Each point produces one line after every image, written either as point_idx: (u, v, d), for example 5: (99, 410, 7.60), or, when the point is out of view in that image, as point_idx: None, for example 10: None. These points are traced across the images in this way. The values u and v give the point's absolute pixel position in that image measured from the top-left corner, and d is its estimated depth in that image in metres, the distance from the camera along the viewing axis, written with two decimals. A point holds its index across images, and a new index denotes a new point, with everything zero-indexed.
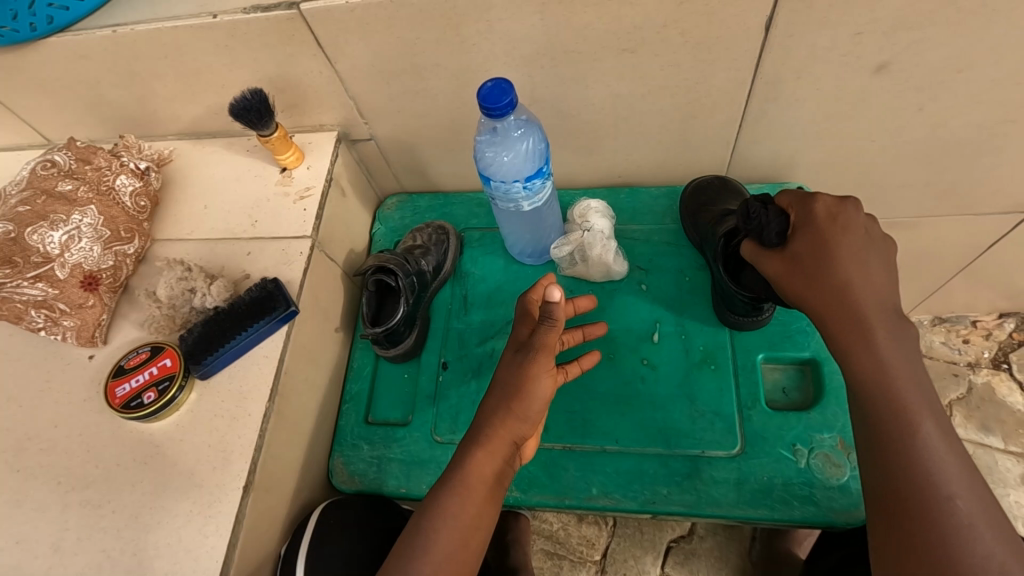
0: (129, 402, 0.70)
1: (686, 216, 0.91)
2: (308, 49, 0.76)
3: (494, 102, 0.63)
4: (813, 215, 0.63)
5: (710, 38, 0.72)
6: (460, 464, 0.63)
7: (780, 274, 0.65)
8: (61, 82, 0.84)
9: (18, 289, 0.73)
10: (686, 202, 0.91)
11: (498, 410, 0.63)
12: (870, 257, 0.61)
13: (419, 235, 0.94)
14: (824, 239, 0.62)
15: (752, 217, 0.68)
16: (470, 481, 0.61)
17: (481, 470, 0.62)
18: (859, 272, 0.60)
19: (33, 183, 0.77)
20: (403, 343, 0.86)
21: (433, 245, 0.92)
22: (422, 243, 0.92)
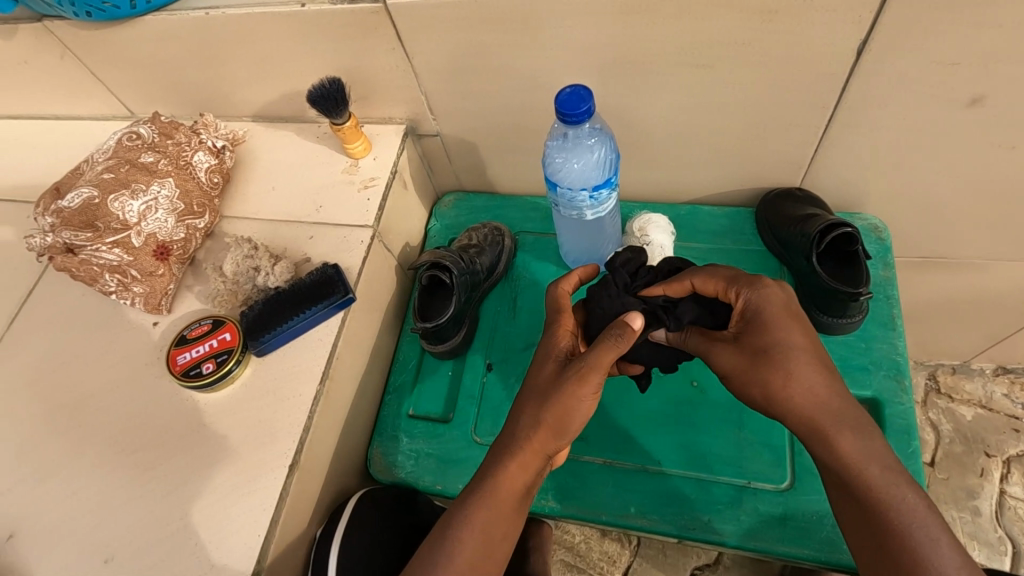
0: (189, 370, 0.73)
1: (762, 219, 0.89)
2: (386, 42, 0.78)
3: (571, 108, 0.63)
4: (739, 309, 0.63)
5: (794, 59, 0.70)
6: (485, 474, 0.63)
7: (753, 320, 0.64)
8: (151, 58, 0.88)
9: (97, 253, 0.76)
10: (764, 203, 0.90)
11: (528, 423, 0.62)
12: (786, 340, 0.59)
13: (475, 234, 0.93)
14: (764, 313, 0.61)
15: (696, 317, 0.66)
16: (500, 491, 0.61)
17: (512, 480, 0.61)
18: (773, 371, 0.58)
19: (118, 152, 0.79)
20: (450, 341, 0.86)
21: (488, 245, 0.92)
22: (477, 242, 0.92)
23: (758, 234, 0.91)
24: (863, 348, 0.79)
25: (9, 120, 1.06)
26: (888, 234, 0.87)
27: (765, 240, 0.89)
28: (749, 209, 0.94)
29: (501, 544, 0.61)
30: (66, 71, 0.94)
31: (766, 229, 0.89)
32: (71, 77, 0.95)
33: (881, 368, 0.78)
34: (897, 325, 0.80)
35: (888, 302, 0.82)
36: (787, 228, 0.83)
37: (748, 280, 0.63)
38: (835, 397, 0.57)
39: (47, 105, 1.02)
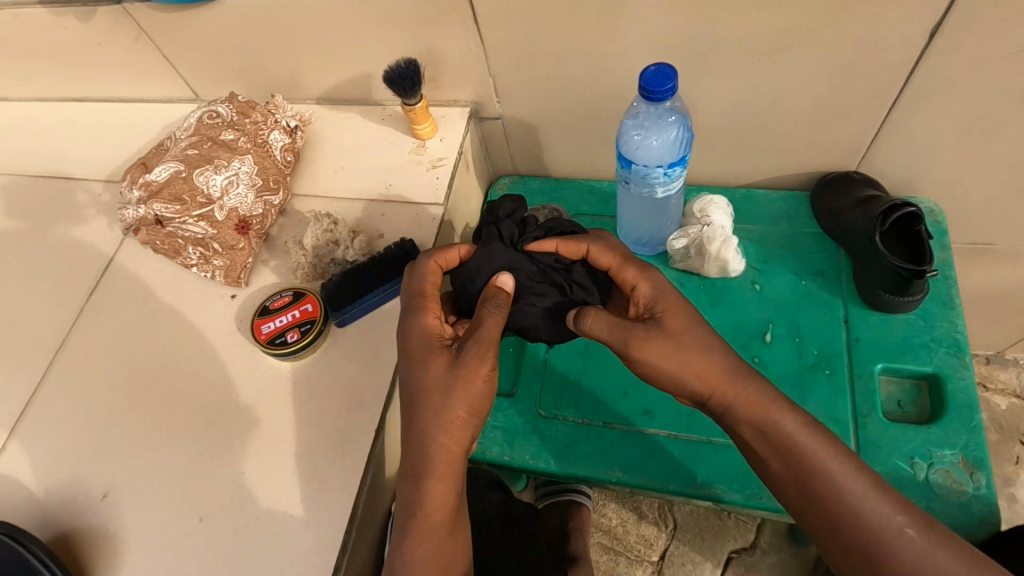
0: (274, 339, 0.75)
1: (817, 203, 0.92)
2: (462, 25, 0.80)
3: (657, 85, 0.65)
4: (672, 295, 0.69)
5: (864, 42, 0.72)
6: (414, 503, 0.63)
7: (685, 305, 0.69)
8: (226, 40, 0.91)
9: (184, 226, 0.78)
10: (820, 187, 0.92)
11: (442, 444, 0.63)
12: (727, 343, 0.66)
13: (535, 215, 0.96)
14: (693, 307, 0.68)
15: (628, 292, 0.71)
16: (428, 511, 0.63)
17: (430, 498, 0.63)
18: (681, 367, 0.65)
19: (200, 130, 0.82)
20: None
21: None
22: None
23: (814, 217, 0.93)
24: (923, 327, 0.81)
25: (76, 102, 1.09)
26: (943, 218, 0.88)
27: (821, 223, 0.91)
28: (803, 193, 0.96)
29: (457, 562, 0.65)
30: (139, 54, 0.97)
31: (822, 213, 0.91)
32: (141, 59, 0.98)
33: (941, 346, 0.80)
34: (956, 305, 0.82)
35: (947, 283, 0.84)
36: (842, 213, 0.86)
37: (639, 261, 0.71)
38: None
39: (114, 87, 1.05)
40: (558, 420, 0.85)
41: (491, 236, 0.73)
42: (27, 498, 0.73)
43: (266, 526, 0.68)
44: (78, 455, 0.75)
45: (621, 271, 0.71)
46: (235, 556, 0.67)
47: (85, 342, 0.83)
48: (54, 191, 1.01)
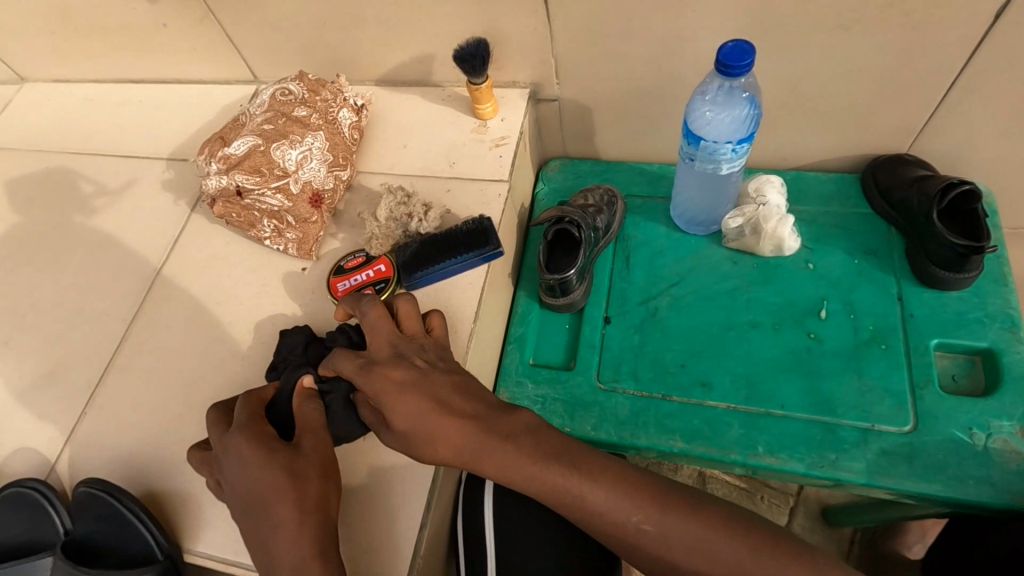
0: (350, 296, 0.78)
1: (869, 184, 0.93)
2: (532, 5, 0.82)
3: (735, 61, 0.67)
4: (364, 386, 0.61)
5: (930, 22, 0.74)
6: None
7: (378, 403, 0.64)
8: (294, 21, 0.93)
9: (261, 198, 0.81)
10: (872, 168, 0.94)
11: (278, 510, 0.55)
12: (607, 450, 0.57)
13: (590, 196, 0.97)
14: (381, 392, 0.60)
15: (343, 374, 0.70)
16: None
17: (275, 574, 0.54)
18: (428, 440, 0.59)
19: (273, 106, 0.84)
20: (571, 295, 0.90)
21: (605, 207, 0.96)
22: (594, 203, 0.95)
23: (865, 198, 0.94)
24: (977, 303, 0.84)
25: (134, 84, 1.12)
26: (993, 201, 0.91)
27: (873, 204, 0.93)
28: (853, 175, 0.98)
29: None
30: (204, 35, 0.99)
31: (874, 193, 0.92)
32: (205, 40, 1.00)
33: (995, 321, 0.82)
34: (1008, 282, 0.84)
35: (998, 261, 0.86)
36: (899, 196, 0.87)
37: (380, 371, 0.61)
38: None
39: (175, 68, 1.07)
40: (617, 392, 0.87)
41: (286, 362, 0.72)
42: (110, 460, 0.76)
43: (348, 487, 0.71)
44: (160, 419, 0.77)
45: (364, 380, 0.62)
46: None
47: (157, 312, 0.86)
48: (117, 168, 1.03)
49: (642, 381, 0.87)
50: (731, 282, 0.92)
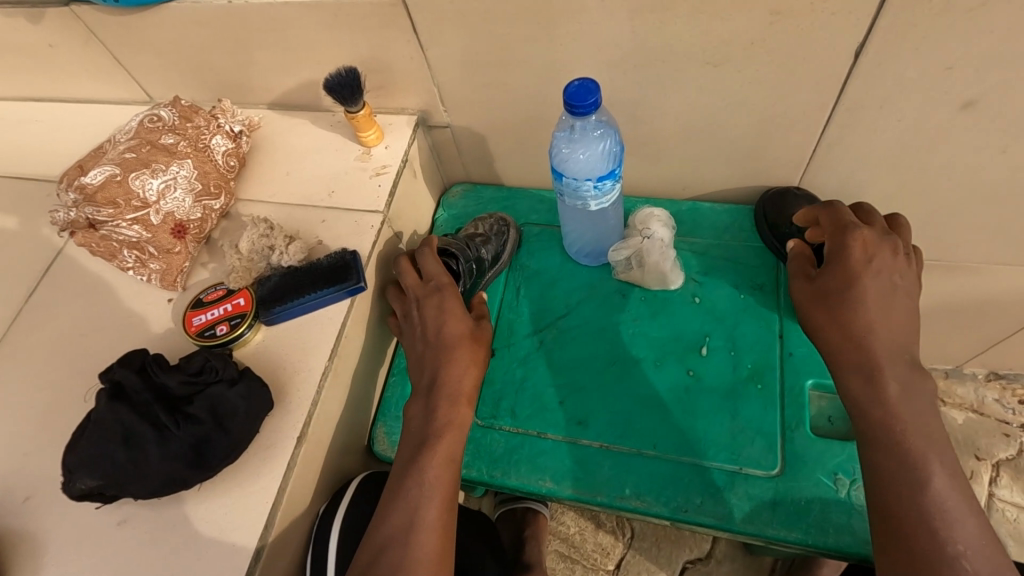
0: (204, 331, 0.75)
1: (761, 215, 0.92)
2: (404, 34, 0.81)
3: (579, 100, 0.66)
4: (845, 254, 0.70)
5: (794, 59, 0.73)
6: (414, 463, 0.68)
7: (805, 297, 0.73)
8: (175, 45, 0.91)
9: (117, 229, 0.79)
10: (765, 199, 0.92)
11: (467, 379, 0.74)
12: (888, 305, 0.67)
13: (481, 224, 0.96)
14: (852, 276, 0.69)
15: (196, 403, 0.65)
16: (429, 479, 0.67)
17: (443, 450, 0.69)
18: (879, 318, 0.67)
19: (140, 134, 0.82)
20: None
21: (494, 235, 0.94)
22: (483, 232, 0.94)
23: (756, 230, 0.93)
24: None
25: (34, 103, 1.10)
26: None
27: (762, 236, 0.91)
28: (748, 206, 0.96)
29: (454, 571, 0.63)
30: (91, 56, 0.97)
31: (765, 226, 0.91)
32: (94, 61, 0.98)
33: None
34: None
35: None
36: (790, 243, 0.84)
37: (882, 244, 0.70)
38: (889, 345, 0.65)
39: (70, 88, 1.05)
40: (495, 429, 0.85)
41: (122, 399, 0.65)
42: None
43: (179, 532, 0.68)
44: (6, 458, 0.74)
45: (872, 246, 0.69)
46: (158, 556, 0.67)
47: (19, 345, 0.83)
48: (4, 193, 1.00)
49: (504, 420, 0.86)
50: (617, 315, 0.90)
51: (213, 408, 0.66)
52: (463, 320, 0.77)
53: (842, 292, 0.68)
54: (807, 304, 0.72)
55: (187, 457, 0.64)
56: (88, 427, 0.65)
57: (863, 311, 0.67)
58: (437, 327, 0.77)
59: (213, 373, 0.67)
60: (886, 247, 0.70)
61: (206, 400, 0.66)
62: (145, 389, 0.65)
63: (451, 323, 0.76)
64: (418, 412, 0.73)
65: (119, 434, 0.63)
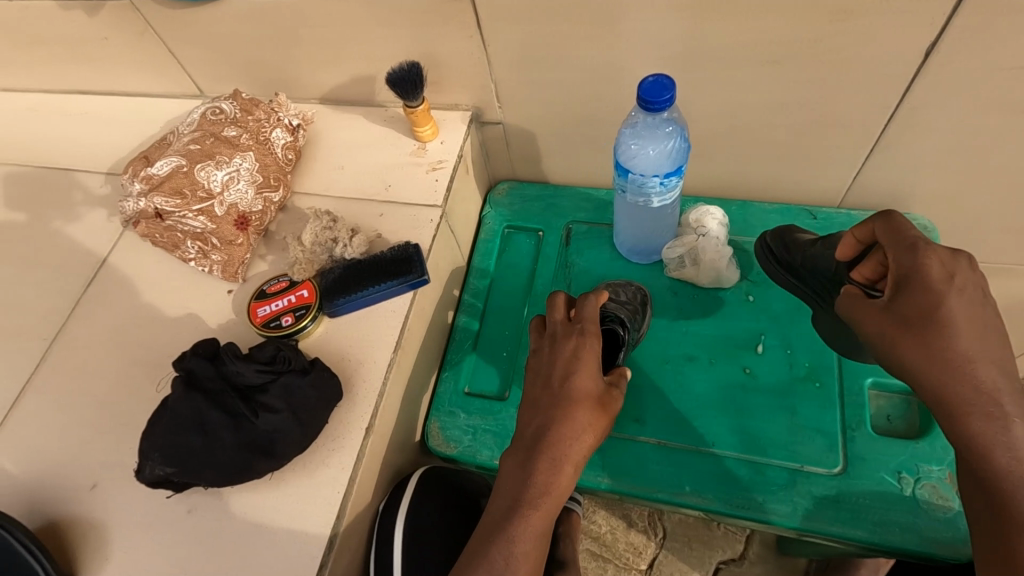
0: (269, 322, 0.76)
1: (765, 251, 0.88)
2: (465, 30, 0.81)
3: (653, 96, 0.66)
4: (925, 272, 0.57)
5: (861, 58, 0.73)
6: (505, 524, 0.60)
7: (894, 332, 0.58)
8: (231, 39, 0.92)
9: (183, 220, 0.80)
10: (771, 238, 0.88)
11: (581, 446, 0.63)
12: (982, 324, 0.55)
13: (622, 290, 0.88)
14: (937, 296, 0.55)
15: (268, 393, 0.66)
16: (523, 544, 0.59)
17: (537, 526, 0.60)
18: (974, 334, 0.54)
19: (203, 126, 0.83)
20: None
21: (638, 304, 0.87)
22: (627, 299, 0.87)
23: (766, 270, 0.88)
24: None
25: (81, 96, 1.10)
26: (935, 234, 0.90)
27: (771, 270, 0.87)
28: (797, 206, 0.96)
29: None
30: (145, 49, 0.97)
31: (773, 262, 0.87)
32: (147, 54, 0.98)
33: None
34: None
35: None
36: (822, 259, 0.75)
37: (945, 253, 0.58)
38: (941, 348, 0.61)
39: (121, 81, 1.05)
40: None
41: (196, 387, 0.65)
42: (11, 486, 0.73)
43: (249, 522, 0.68)
44: (70, 445, 0.75)
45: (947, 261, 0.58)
46: (228, 544, 0.67)
47: (78, 334, 0.83)
48: (52, 184, 1.01)
49: (595, 454, 0.81)
50: (670, 313, 0.90)
51: (283, 400, 0.65)
52: (594, 379, 0.66)
53: (926, 321, 0.55)
54: (894, 336, 0.58)
55: (260, 446, 0.65)
56: (164, 413, 0.66)
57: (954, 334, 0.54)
58: (566, 375, 0.66)
59: (284, 363, 0.66)
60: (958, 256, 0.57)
61: (277, 390, 0.66)
62: (219, 377, 0.66)
63: (582, 377, 0.66)
64: (512, 467, 0.63)
65: (193, 423, 0.64)
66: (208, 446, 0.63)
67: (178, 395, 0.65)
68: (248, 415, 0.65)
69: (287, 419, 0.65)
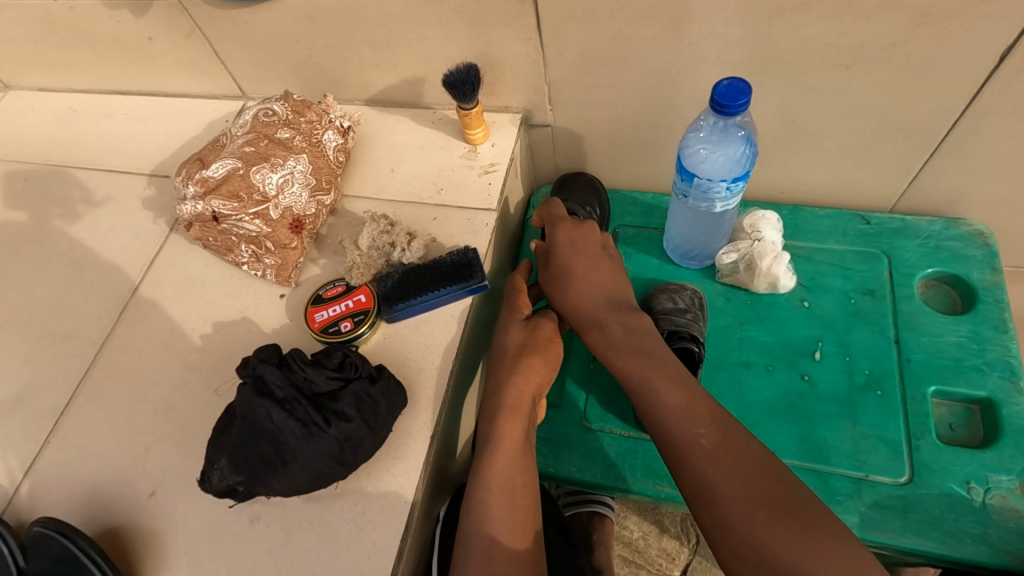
0: (328, 327, 0.74)
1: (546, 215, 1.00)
2: (524, 33, 0.80)
3: (730, 100, 0.65)
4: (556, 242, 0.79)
5: (934, 63, 0.72)
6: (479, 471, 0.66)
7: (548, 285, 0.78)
8: (282, 39, 0.91)
9: (239, 223, 0.78)
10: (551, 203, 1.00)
11: (518, 388, 0.70)
12: (599, 273, 0.76)
13: (679, 296, 0.86)
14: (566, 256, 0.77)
15: (339, 399, 0.65)
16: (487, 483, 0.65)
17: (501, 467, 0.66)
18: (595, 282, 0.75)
19: (256, 128, 0.81)
20: None
21: (698, 310, 0.85)
22: (686, 306, 0.84)
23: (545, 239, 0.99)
24: (976, 349, 0.82)
25: (120, 96, 1.09)
26: (992, 239, 0.89)
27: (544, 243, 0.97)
28: (848, 210, 0.95)
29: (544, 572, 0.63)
30: (190, 50, 0.96)
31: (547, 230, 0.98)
32: (192, 55, 0.97)
33: (994, 369, 0.80)
34: (1008, 328, 0.83)
35: (998, 306, 0.84)
36: None
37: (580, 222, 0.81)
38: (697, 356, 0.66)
39: (162, 82, 1.04)
40: (606, 433, 0.84)
41: (266, 394, 0.64)
42: (68, 492, 0.72)
43: (313, 531, 0.66)
44: (124, 451, 0.73)
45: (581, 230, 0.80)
46: (294, 554, 0.65)
47: (127, 338, 0.82)
48: (80, 183, 1.00)
49: (640, 456, 0.81)
50: (724, 319, 0.89)
51: (356, 406, 0.64)
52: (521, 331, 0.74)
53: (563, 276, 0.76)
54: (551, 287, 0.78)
55: (333, 454, 0.63)
56: (233, 421, 0.64)
57: (579, 282, 0.75)
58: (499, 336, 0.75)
59: (353, 370, 0.66)
60: (587, 228, 0.79)
61: (349, 396, 0.65)
62: (288, 383, 0.64)
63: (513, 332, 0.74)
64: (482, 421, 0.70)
65: (266, 430, 0.63)
66: (282, 454, 0.62)
67: (250, 402, 0.63)
68: (318, 422, 0.63)
69: (361, 424, 0.64)
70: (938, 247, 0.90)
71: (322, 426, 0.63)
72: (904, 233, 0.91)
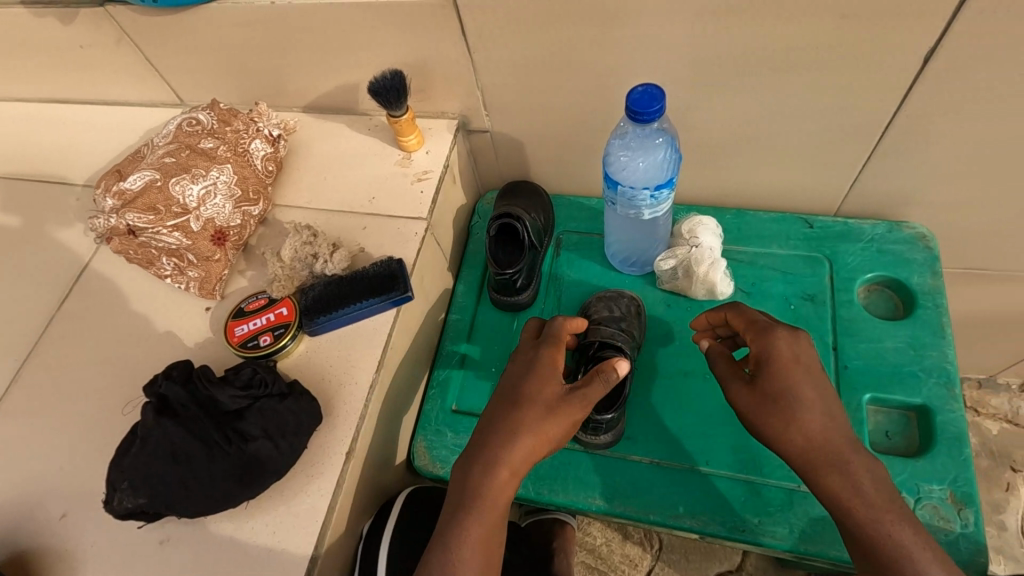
0: (246, 341, 0.73)
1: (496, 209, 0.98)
2: (452, 37, 0.79)
3: (644, 107, 0.63)
4: (778, 351, 0.64)
5: (860, 65, 0.70)
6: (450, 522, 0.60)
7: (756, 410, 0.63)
8: (212, 46, 0.89)
9: (158, 236, 0.77)
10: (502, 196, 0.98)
11: (524, 443, 0.63)
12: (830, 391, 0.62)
13: (614, 304, 0.85)
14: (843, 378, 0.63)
15: (247, 418, 0.64)
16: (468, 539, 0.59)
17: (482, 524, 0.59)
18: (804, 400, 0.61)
19: (179, 138, 0.80)
20: (613, 431, 0.77)
21: (631, 317, 0.84)
22: (619, 313, 0.84)
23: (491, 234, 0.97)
24: (913, 355, 0.80)
25: (59, 105, 1.07)
26: (934, 242, 0.88)
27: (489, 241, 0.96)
28: (793, 214, 0.94)
29: None
30: (122, 58, 0.95)
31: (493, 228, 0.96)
32: (125, 63, 0.96)
33: (931, 376, 0.79)
34: (947, 334, 0.81)
35: (937, 311, 0.83)
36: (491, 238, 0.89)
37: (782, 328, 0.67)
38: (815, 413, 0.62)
39: (99, 90, 1.03)
40: None
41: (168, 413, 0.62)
42: None
43: (224, 553, 0.65)
44: (39, 470, 0.72)
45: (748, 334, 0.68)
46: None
47: (50, 354, 0.81)
48: (14, 194, 0.98)
49: (575, 469, 0.80)
50: (665, 326, 0.88)
51: (264, 425, 0.64)
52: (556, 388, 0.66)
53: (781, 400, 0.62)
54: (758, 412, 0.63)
55: (239, 474, 0.62)
56: (135, 441, 0.63)
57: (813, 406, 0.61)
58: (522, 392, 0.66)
59: (262, 387, 0.65)
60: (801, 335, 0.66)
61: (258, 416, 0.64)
62: (193, 403, 0.63)
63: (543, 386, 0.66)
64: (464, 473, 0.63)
65: (168, 452, 0.61)
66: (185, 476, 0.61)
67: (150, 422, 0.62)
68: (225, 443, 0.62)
69: (269, 444, 0.63)
70: (880, 250, 0.88)
71: (229, 446, 0.62)
72: (847, 237, 0.90)
